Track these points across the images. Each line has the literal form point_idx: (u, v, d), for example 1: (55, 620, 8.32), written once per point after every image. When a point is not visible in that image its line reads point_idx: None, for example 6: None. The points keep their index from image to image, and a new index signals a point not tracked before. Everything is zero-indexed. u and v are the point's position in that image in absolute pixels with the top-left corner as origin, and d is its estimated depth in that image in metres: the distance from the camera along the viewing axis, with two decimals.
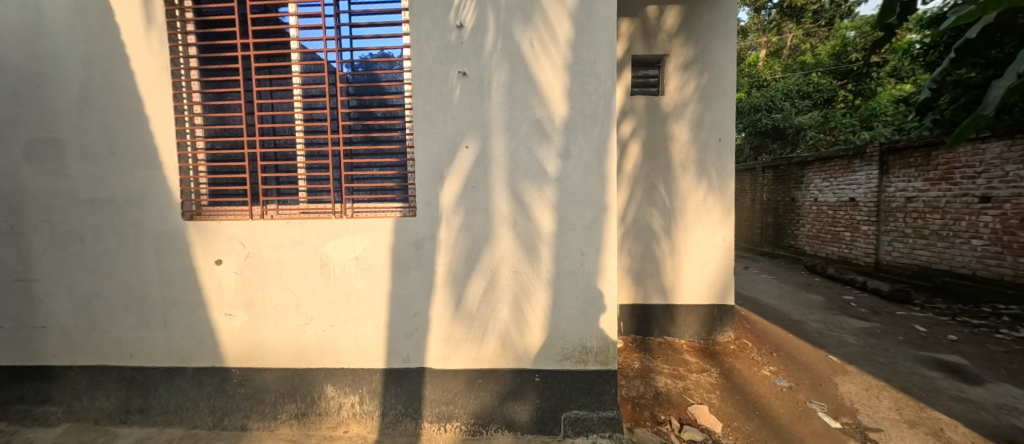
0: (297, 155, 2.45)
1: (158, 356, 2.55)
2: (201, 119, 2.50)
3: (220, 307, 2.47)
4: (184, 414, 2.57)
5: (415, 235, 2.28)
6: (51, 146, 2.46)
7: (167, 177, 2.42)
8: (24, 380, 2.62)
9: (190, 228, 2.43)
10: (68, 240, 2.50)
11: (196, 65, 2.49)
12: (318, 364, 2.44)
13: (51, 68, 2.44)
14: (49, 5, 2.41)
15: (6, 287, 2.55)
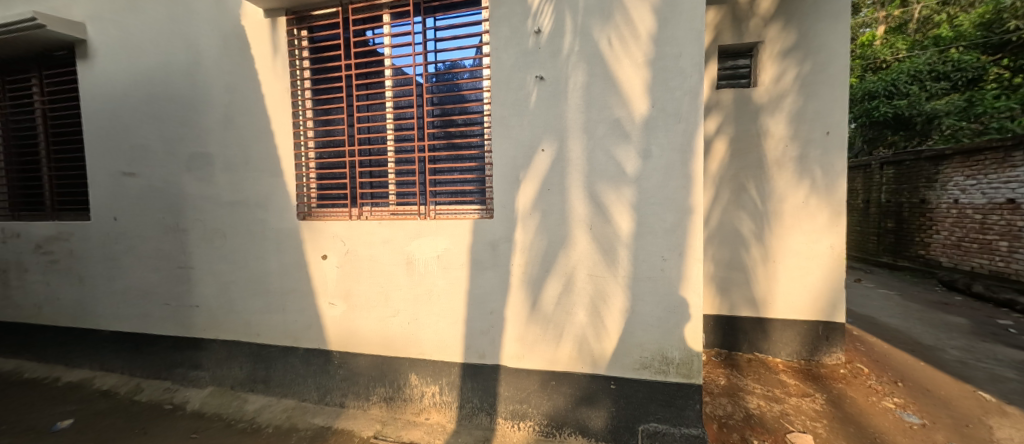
0: (388, 162, 2.69)
1: (276, 336, 2.96)
2: (312, 132, 2.85)
3: (324, 297, 2.80)
4: (295, 389, 2.96)
5: (492, 236, 2.36)
6: (204, 160, 3.01)
7: (286, 183, 2.82)
8: (182, 348, 3.23)
9: (302, 227, 2.80)
10: (214, 236, 3.02)
11: (310, 86, 2.83)
12: (403, 353, 2.64)
13: (204, 95, 2.98)
14: (205, 44, 2.96)
15: (172, 273, 3.17)
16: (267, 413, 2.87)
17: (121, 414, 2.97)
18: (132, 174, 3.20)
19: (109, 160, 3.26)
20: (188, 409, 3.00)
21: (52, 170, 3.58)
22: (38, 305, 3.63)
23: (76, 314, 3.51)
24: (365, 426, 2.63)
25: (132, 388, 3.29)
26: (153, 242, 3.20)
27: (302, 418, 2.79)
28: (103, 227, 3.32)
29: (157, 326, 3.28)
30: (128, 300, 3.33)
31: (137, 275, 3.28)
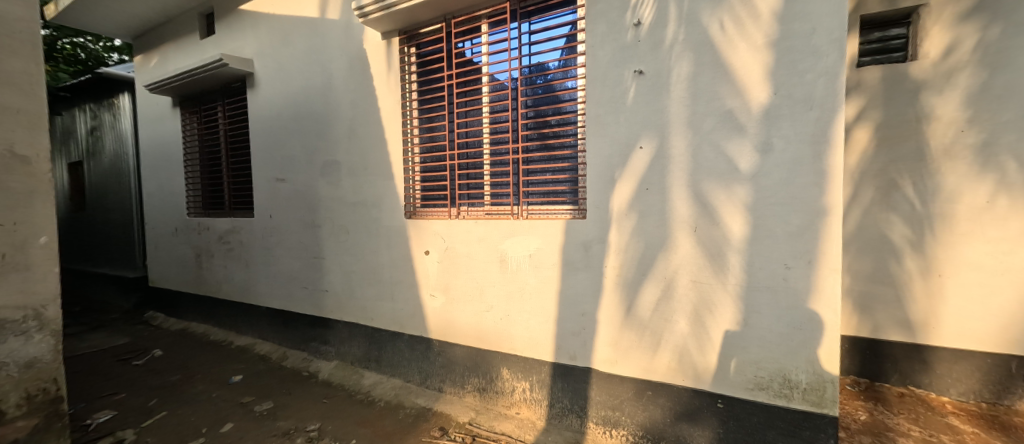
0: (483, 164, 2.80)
1: (387, 322, 3.31)
2: (418, 138, 3.09)
3: (427, 289, 3.04)
4: (402, 370, 3.27)
5: (585, 237, 2.33)
6: (333, 166, 3.49)
7: (396, 185, 3.12)
8: (315, 326, 3.79)
9: (409, 225, 3.07)
10: (339, 232, 3.49)
11: (417, 96, 3.08)
12: (496, 348, 2.74)
13: (335, 110, 3.45)
14: (336, 67, 3.42)
15: (309, 262, 3.74)
16: (379, 390, 3.23)
17: (273, 376, 3.62)
18: (282, 179, 3.85)
19: (266, 168, 3.97)
20: (320, 378, 3.56)
21: (228, 177, 4.48)
22: (219, 283, 4.59)
23: (243, 293, 4.35)
24: (460, 412, 2.82)
25: (279, 355, 3.97)
26: (295, 236, 3.81)
27: (408, 397, 3.10)
28: (261, 222, 4.06)
29: (298, 307, 3.89)
30: (278, 284, 4.02)
31: (284, 263, 3.94)
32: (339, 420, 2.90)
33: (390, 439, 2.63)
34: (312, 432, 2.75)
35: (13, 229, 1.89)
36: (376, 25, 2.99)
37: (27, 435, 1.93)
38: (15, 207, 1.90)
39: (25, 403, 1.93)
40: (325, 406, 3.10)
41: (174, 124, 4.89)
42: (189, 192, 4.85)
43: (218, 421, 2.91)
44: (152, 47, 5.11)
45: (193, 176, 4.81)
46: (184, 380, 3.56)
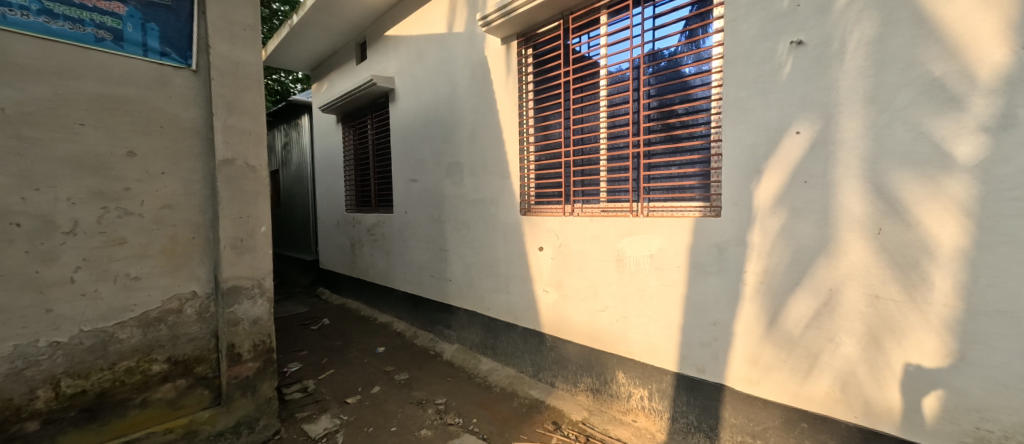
0: (600, 160, 2.71)
1: (503, 314, 3.45)
2: (533, 137, 3.14)
3: (540, 284, 3.08)
4: (516, 360, 3.38)
5: (719, 237, 2.09)
6: (457, 167, 3.78)
7: (512, 183, 3.24)
8: (441, 311, 4.17)
9: (524, 221, 3.16)
10: (462, 227, 3.75)
11: (533, 96, 3.13)
12: (611, 350, 2.64)
13: (459, 116, 3.73)
14: (461, 75, 3.68)
15: (436, 254, 4.12)
16: (496, 376, 3.40)
17: (408, 351, 4.10)
18: (415, 180, 4.32)
19: (403, 170, 4.50)
20: (444, 357, 3.90)
21: (374, 178, 5.20)
22: (367, 268, 5.38)
23: (384, 277, 5.02)
24: (573, 410, 2.79)
25: (411, 334, 4.48)
26: (425, 230, 4.23)
27: (522, 387, 3.19)
28: (399, 218, 4.62)
29: (426, 292, 4.33)
30: (411, 272, 4.53)
31: (416, 254, 4.42)
32: (461, 399, 3.14)
33: (508, 425, 2.75)
34: (440, 405, 3.03)
35: (246, 221, 2.41)
36: (498, 31, 3.12)
37: (253, 374, 2.48)
38: (247, 203, 2.42)
39: (253, 350, 2.47)
40: (450, 384, 3.40)
41: (336, 135, 5.88)
42: (346, 192, 5.78)
43: (369, 383, 3.41)
44: (322, 74, 6.23)
45: (349, 178, 5.73)
46: (343, 346, 4.26)
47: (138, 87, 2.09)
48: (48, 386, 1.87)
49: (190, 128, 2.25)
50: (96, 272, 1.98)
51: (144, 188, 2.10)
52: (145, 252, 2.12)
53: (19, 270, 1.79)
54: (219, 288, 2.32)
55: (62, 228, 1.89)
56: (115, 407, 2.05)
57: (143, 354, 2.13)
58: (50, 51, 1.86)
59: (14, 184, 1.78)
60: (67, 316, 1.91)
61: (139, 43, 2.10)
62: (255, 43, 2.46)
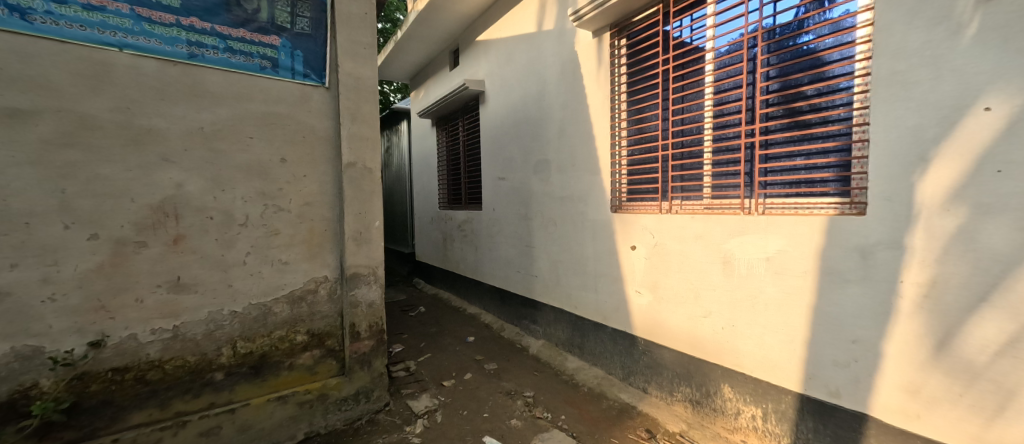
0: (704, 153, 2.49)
1: (591, 313, 3.38)
2: (626, 131, 2.99)
3: (633, 285, 2.94)
4: (604, 361, 3.29)
5: (863, 239, 1.77)
6: (545, 164, 3.79)
7: (602, 179, 3.15)
8: (527, 306, 4.24)
9: (615, 219, 3.04)
10: (550, 224, 3.77)
11: (626, 88, 2.99)
12: (715, 360, 2.42)
13: (549, 113, 3.73)
14: (551, 73, 3.68)
15: (523, 250, 4.20)
16: (583, 375, 3.35)
17: (495, 342, 4.25)
18: (503, 178, 4.45)
19: (492, 168, 4.65)
20: (530, 352, 3.96)
21: (465, 177, 5.47)
22: (457, 262, 5.69)
23: (473, 271, 5.27)
24: (670, 420, 2.62)
25: (499, 326, 4.63)
26: (513, 226, 4.33)
27: (611, 389, 3.09)
28: (489, 214, 4.79)
29: (513, 287, 4.44)
30: (498, 267, 4.68)
31: (504, 250, 4.55)
32: (549, 394, 3.15)
33: (598, 426, 2.69)
34: (529, 398, 3.08)
35: (365, 216, 2.73)
36: (590, 24, 3.05)
37: (369, 351, 2.80)
38: (365, 201, 2.73)
39: (369, 329, 2.78)
40: (537, 378, 3.44)
41: (432, 138, 6.31)
42: (439, 190, 6.17)
43: (462, 369, 3.60)
44: (419, 82, 6.73)
45: (443, 177, 6.11)
46: (438, 332, 4.56)
47: (289, 104, 2.48)
48: (229, 345, 2.33)
49: (324, 137, 2.61)
50: (260, 257, 2.40)
51: (291, 189, 2.49)
52: (292, 242, 2.51)
53: (211, 255, 2.24)
54: (344, 274, 2.67)
55: (237, 220, 2.32)
56: (272, 367, 2.47)
57: (291, 326, 2.53)
58: (231, 79, 2.29)
59: (208, 185, 2.23)
60: (242, 291, 2.35)
61: (289, 68, 2.48)
62: (371, 59, 2.77)
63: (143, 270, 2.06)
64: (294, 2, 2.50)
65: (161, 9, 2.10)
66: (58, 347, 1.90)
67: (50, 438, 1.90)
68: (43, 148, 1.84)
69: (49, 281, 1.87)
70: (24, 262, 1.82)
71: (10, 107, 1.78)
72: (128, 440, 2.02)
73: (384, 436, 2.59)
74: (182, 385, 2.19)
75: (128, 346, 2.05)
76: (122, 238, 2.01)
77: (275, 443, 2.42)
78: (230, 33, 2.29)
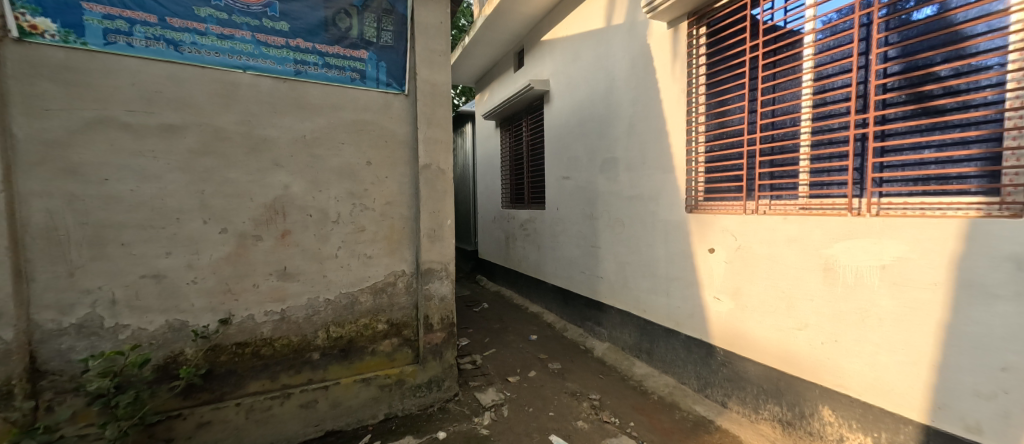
0: (801, 147, 2.37)
1: (662, 317, 3.30)
2: (704, 126, 2.92)
3: (710, 291, 2.87)
4: (676, 369, 3.19)
5: (1019, 249, 1.61)
6: (612, 162, 3.75)
7: (677, 177, 3.08)
8: (591, 307, 4.20)
9: (691, 219, 2.98)
10: (617, 224, 3.72)
11: (705, 80, 2.92)
12: (813, 379, 2.30)
13: (617, 110, 3.68)
14: (620, 68, 3.63)
15: (588, 250, 4.17)
16: (652, 382, 3.25)
17: (558, 342, 4.26)
18: (568, 177, 4.46)
19: (556, 167, 4.69)
20: (595, 354, 3.91)
21: (528, 177, 5.55)
22: (519, 260, 5.80)
23: (536, 270, 5.33)
24: (754, 439, 2.51)
25: (561, 326, 4.63)
26: (578, 226, 4.33)
27: (685, 400, 2.99)
28: (552, 214, 4.84)
29: (577, 288, 4.43)
30: (562, 267, 4.69)
31: (568, 250, 4.56)
32: (617, 398, 3.12)
33: (671, 437, 2.62)
34: (595, 401, 3.08)
35: (438, 214, 2.96)
36: (665, 15, 3.00)
37: (441, 342, 3.02)
38: (438, 200, 2.96)
39: (441, 322, 3.01)
40: (603, 381, 3.41)
41: (496, 139, 6.49)
42: (503, 189, 6.34)
43: (526, 367, 3.69)
44: (484, 85, 6.95)
45: (506, 177, 6.27)
46: (501, 329, 4.70)
47: (374, 112, 2.77)
48: (324, 329, 2.67)
49: (404, 141, 2.87)
50: (349, 251, 2.72)
51: (376, 190, 2.79)
52: (376, 237, 2.80)
53: (310, 248, 2.60)
54: (419, 268, 2.91)
55: (331, 218, 2.65)
56: (359, 351, 2.78)
57: (373, 315, 2.82)
58: (328, 91, 2.63)
59: (309, 186, 2.58)
60: (335, 280, 2.69)
61: (374, 78, 2.77)
62: (444, 66, 2.98)
63: (258, 260, 2.46)
64: (379, 17, 2.79)
65: (274, 34, 2.48)
66: (199, 322, 2.34)
67: (192, 397, 2.34)
68: (189, 157, 2.27)
69: (191, 267, 2.30)
70: (175, 250, 2.26)
71: (168, 124, 2.22)
72: (247, 405, 2.42)
73: (454, 425, 2.78)
74: (287, 362, 2.57)
75: (247, 325, 2.45)
76: (244, 231, 2.42)
77: (360, 420, 2.74)
78: (328, 51, 2.63)
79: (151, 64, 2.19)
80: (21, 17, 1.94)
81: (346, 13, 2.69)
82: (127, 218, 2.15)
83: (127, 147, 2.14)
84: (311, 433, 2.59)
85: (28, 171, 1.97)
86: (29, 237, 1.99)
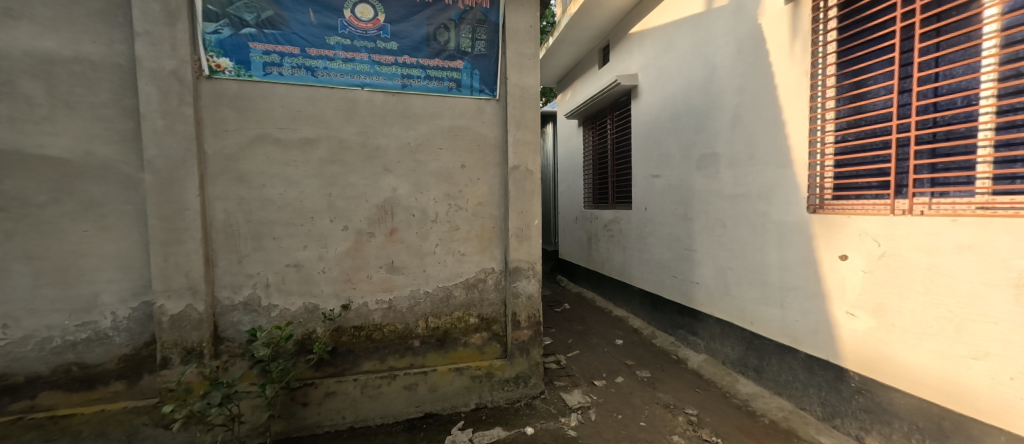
0: (979, 131, 1.93)
1: (774, 331, 2.93)
2: (834, 112, 2.52)
3: (841, 304, 2.46)
4: (793, 391, 2.80)
5: None
6: (712, 158, 3.43)
7: (797, 173, 2.70)
8: (685, 315, 3.91)
9: (815, 220, 2.59)
10: (717, 226, 3.40)
11: (834, 59, 2.52)
12: (993, 421, 1.86)
13: (719, 101, 3.36)
14: (723, 54, 3.31)
15: (682, 253, 3.88)
16: (761, 403, 2.90)
17: (647, 349, 4.04)
18: (659, 175, 4.20)
19: (645, 165, 4.46)
20: (689, 365, 3.62)
21: (613, 176, 5.37)
22: (603, 261, 5.63)
23: (621, 273, 5.12)
24: None
25: (650, 332, 4.38)
26: (670, 227, 4.06)
27: (804, 428, 2.61)
28: (640, 215, 4.61)
29: (668, 294, 4.15)
30: (651, 270, 4.44)
31: (658, 252, 4.30)
32: (717, 416, 2.85)
33: None
34: (692, 416, 2.85)
35: (525, 214, 3.04)
36: None
37: (527, 340, 3.10)
38: (526, 200, 3.04)
39: (527, 320, 3.08)
40: (699, 395, 3.14)
41: (579, 138, 6.38)
42: (586, 189, 6.21)
43: (613, 372, 3.58)
44: (567, 84, 6.88)
45: (590, 177, 6.13)
46: (585, 331, 4.61)
47: (469, 118, 2.96)
48: (423, 319, 2.93)
49: (494, 144, 3.01)
50: (446, 248, 2.95)
51: (469, 192, 2.97)
52: (469, 236, 2.99)
53: (412, 245, 2.88)
54: (507, 267, 3.03)
55: (430, 217, 2.91)
56: (454, 342, 2.99)
57: (465, 309, 3.01)
58: (429, 101, 2.88)
59: (412, 189, 2.86)
60: (434, 275, 2.94)
61: (469, 86, 2.96)
62: (533, 68, 3.05)
63: (372, 254, 2.81)
64: (474, 28, 2.96)
65: (386, 53, 2.80)
66: (327, 306, 2.75)
67: (321, 370, 2.76)
68: (320, 165, 2.69)
69: (321, 258, 2.73)
70: (310, 244, 2.70)
71: (306, 138, 2.66)
72: (362, 381, 2.78)
73: (542, 422, 2.84)
74: (393, 346, 2.88)
75: (362, 311, 2.82)
76: (360, 229, 2.78)
77: (454, 406, 2.95)
78: (429, 64, 2.88)
79: (294, 88, 2.64)
80: (210, 59, 2.50)
81: (445, 27, 2.91)
82: (277, 216, 2.64)
83: (277, 158, 2.62)
84: (413, 413, 2.87)
85: (214, 179, 2.53)
86: (214, 231, 2.55)
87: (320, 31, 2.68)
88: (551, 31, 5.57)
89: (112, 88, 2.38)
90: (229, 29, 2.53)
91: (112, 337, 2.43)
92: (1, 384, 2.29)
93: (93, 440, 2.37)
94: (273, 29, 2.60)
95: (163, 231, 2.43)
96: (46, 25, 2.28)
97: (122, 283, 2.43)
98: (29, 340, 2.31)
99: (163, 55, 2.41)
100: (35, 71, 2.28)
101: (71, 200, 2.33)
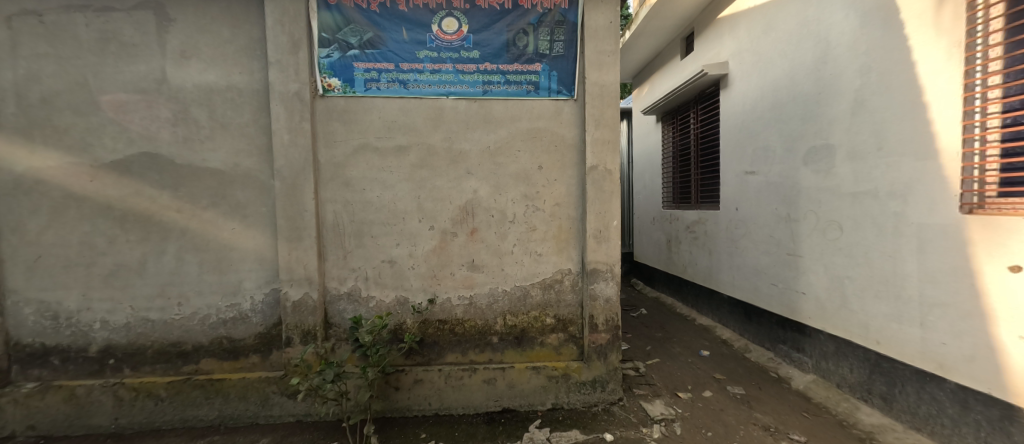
0: None
1: (910, 354, 2.45)
2: (1000, 90, 2.06)
3: (1010, 327, 1.98)
4: (936, 427, 2.33)
5: None
6: (824, 151, 3.00)
7: (943, 165, 2.24)
8: (788, 327, 3.46)
9: (970, 223, 2.12)
10: (831, 228, 2.96)
11: (998, 25, 2.06)
12: None
13: (833, 85, 2.91)
14: (840, 31, 2.86)
15: (785, 258, 3.45)
16: (891, 438, 2.45)
17: (739, 363, 3.66)
18: (756, 172, 3.79)
19: (738, 161, 4.06)
20: (793, 386, 3.19)
21: (698, 173, 4.97)
22: (686, 265, 5.22)
23: (707, 279, 4.71)
24: None
25: (743, 345, 3.97)
26: (769, 229, 3.63)
27: None
28: (731, 216, 4.20)
29: (767, 304, 3.71)
30: (745, 276, 4.02)
31: (754, 257, 3.87)
32: None
33: None
34: None
35: (604, 215, 2.97)
36: None
37: (605, 344, 3.02)
38: (605, 201, 2.96)
39: (605, 323, 3.00)
40: (805, 420, 2.77)
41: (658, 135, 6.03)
42: (665, 189, 5.84)
43: (699, 385, 3.31)
44: (645, 78, 6.54)
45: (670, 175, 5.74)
46: (666, 338, 4.34)
47: (547, 119, 2.98)
48: (501, 317, 3.02)
49: (572, 144, 2.99)
50: (524, 248, 3.01)
51: (546, 193, 2.99)
52: (545, 237, 3.01)
53: (492, 244, 2.99)
54: (585, 268, 2.98)
55: (509, 218, 2.99)
56: (531, 341, 3.03)
57: (541, 309, 3.04)
58: (509, 104, 2.97)
59: (492, 190, 2.97)
60: (512, 274, 3.01)
61: (546, 87, 2.98)
62: (613, 65, 2.96)
63: (455, 252, 2.99)
64: (552, 30, 2.97)
65: (469, 62, 2.94)
66: (416, 300, 2.99)
67: (410, 358, 3.00)
68: (411, 170, 2.94)
69: (411, 255, 2.97)
70: (402, 242, 2.96)
71: (399, 145, 2.92)
72: (445, 371, 2.96)
73: (621, 430, 2.75)
74: (473, 340, 3.02)
75: (446, 306, 3.00)
76: (445, 229, 2.97)
77: (532, 404, 2.99)
78: (508, 69, 2.96)
79: (390, 101, 2.91)
80: (324, 79, 2.87)
81: (524, 32, 2.97)
82: (374, 217, 2.94)
83: (375, 165, 2.92)
84: (492, 407, 2.98)
85: (326, 184, 2.91)
86: (325, 229, 2.93)
87: (411, 46, 2.92)
88: (628, 25, 5.36)
89: (252, 109, 2.87)
90: (338, 52, 2.88)
91: (251, 317, 2.93)
92: (177, 349, 2.89)
93: (237, 401, 2.88)
94: (373, 49, 2.90)
95: (288, 229, 2.85)
96: (208, 62, 2.84)
97: (258, 272, 2.92)
98: (195, 315, 2.89)
99: (289, 79, 2.83)
100: (200, 99, 2.84)
101: (223, 203, 2.87)
